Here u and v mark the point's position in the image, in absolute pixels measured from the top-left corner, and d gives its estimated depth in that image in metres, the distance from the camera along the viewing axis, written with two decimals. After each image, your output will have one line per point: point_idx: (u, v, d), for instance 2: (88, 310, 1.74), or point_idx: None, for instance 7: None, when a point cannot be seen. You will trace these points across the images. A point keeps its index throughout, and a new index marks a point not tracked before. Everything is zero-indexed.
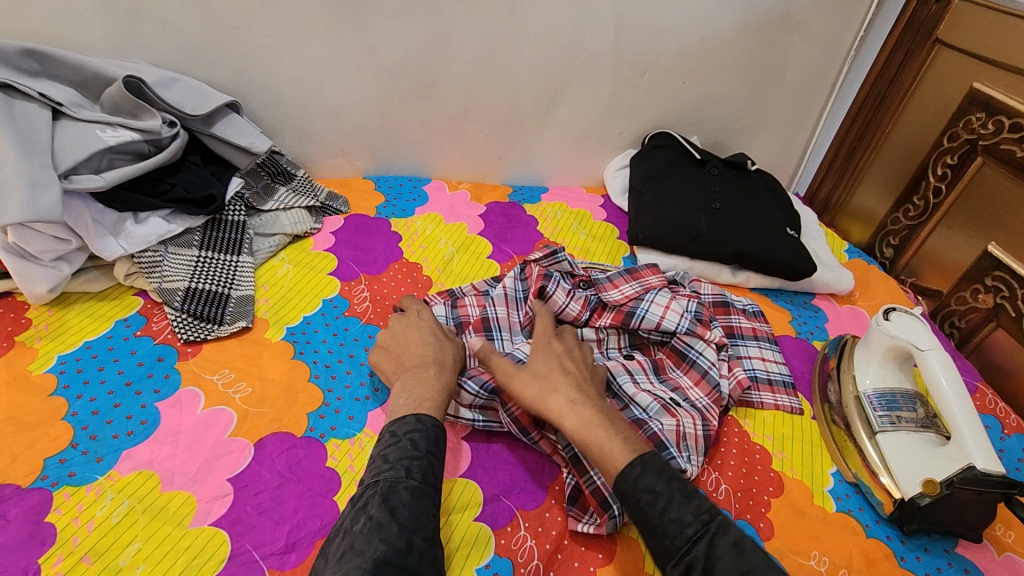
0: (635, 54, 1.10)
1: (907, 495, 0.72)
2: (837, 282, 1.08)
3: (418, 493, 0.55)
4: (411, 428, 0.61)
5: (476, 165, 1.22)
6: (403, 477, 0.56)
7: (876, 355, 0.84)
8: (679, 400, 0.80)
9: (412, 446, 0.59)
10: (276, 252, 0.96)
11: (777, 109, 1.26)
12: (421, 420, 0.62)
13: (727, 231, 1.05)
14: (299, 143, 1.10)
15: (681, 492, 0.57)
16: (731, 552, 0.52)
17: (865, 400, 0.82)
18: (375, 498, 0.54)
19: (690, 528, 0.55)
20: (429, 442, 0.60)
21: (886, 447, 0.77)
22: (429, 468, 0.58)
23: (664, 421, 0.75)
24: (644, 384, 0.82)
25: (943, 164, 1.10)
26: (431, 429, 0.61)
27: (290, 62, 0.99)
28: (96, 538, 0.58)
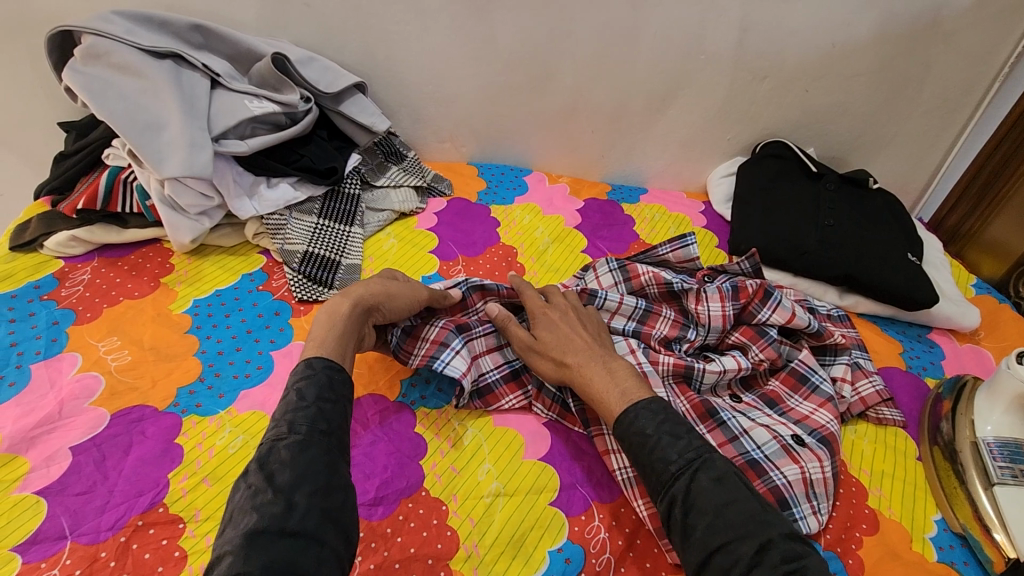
0: (758, 58, 1.06)
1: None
2: (960, 318, 0.99)
3: (300, 447, 0.51)
4: (302, 377, 0.58)
5: (577, 160, 1.22)
6: (286, 430, 0.52)
7: (1000, 401, 0.78)
8: (802, 438, 0.73)
9: (300, 397, 0.55)
10: (383, 226, 1.01)
11: (909, 125, 1.17)
12: (308, 365, 0.59)
13: (838, 250, 0.99)
14: (412, 126, 1.15)
15: (670, 434, 0.61)
16: (713, 487, 0.56)
17: (983, 447, 0.76)
18: (254, 465, 0.50)
19: (675, 465, 0.58)
20: (318, 389, 0.57)
21: (1004, 500, 0.71)
22: (317, 415, 0.54)
23: (786, 469, 0.69)
24: (762, 419, 0.76)
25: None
26: (320, 373, 0.58)
27: (416, 48, 1.04)
28: (215, 463, 0.65)
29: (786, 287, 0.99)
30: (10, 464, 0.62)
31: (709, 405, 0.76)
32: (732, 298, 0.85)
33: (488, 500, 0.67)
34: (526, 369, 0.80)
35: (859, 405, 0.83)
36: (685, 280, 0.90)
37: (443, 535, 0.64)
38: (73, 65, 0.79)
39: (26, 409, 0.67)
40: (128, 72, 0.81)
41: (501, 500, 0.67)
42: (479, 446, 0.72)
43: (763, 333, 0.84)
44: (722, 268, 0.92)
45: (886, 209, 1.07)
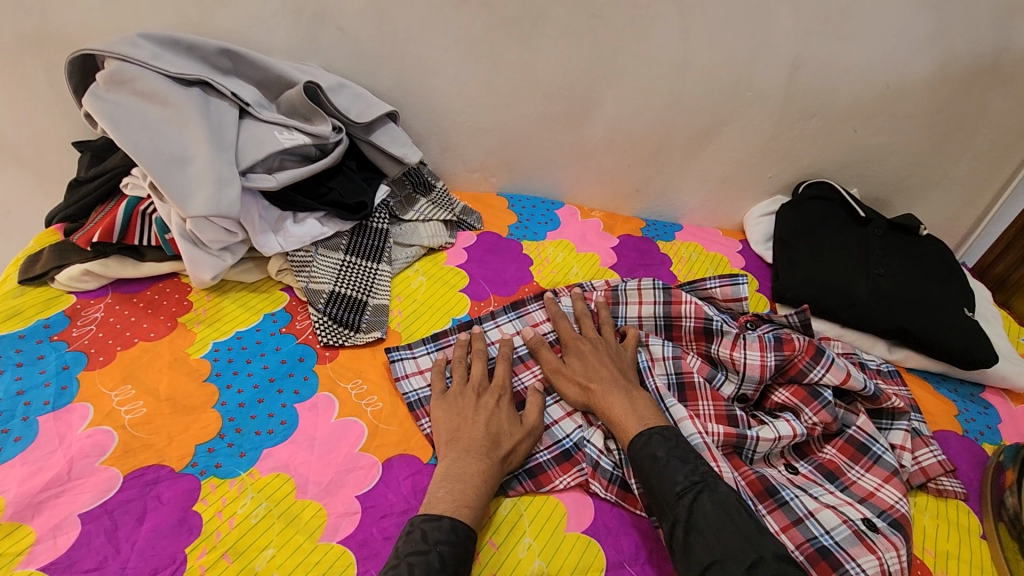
0: (808, 96, 1.02)
1: None
2: (1017, 377, 0.94)
3: None
4: (442, 538, 0.57)
5: (611, 194, 1.17)
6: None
7: None
8: (872, 523, 0.68)
9: (440, 565, 0.56)
10: (411, 262, 0.96)
11: (959, 169, 1.11)
12: (455, 530, 0.59)
13: (890, 302, 0.94)
14: (442, 155, 1.11)
15: (678, 458, 0.62)
16: (715, 507, 0.57)
17: None
18: None
19: (679, 486, 0.60)
20: (457, 561, 0.57)
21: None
22: None
23: (864, 562, 0.64)
24: (826, 498, 0.72)
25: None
26: (461, 543, 0.58)
27: (451, 76, 1.00)
28: (236, 536, 0.60)
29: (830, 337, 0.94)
30: (14, 534, 0.57)
31: (767, 483, 0.73)
32: (773, 349, 0.80)
33: None
34: (580, 448, 0.74)
35: (920, 476, 0.77)
36: (725, 320, 0.86)
37: None
38: (95, 91, 0.74)
39: (32, 468, 0.62)
40: (152, 99, 0.77)
41: None
42: (518, 517, 0.67)
43: (817, 394, 0.78)
44: (769, 317, 0.86)
45: (937, 259, 1.02)
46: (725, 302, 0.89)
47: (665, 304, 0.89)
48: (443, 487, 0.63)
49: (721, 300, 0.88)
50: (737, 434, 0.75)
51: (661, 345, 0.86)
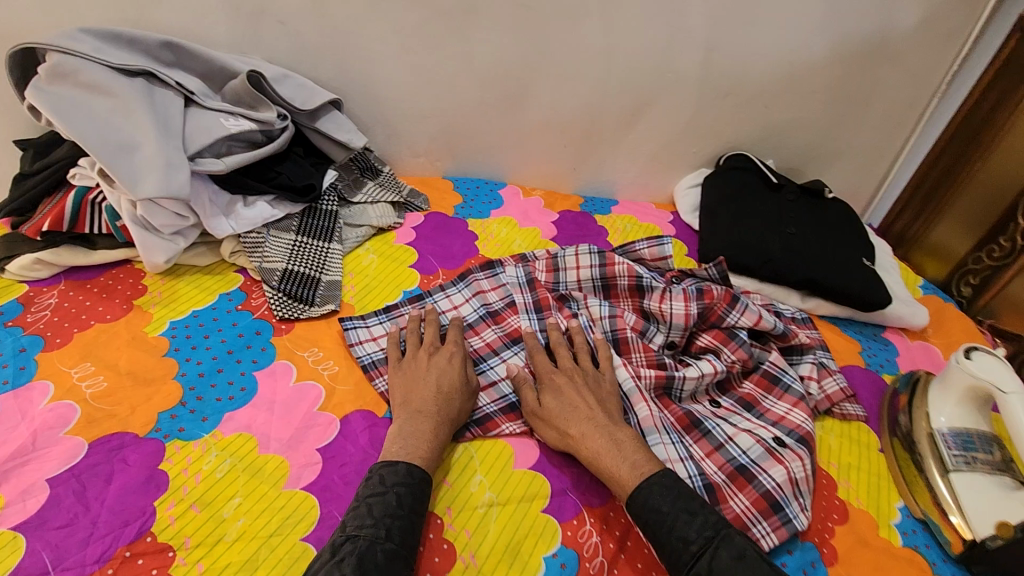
0: (721, 76, 1.12)
1: (979, 537, 0.71)
2: (911, 317, 1.06)
3: (392, 556, 0.56)
4: (398, 481, 0.63)
5: (550, 174, 1.25)
6: (382, 536, 0.57)
7: (954, 394, 0.82)
8: (782, 440, 0.78)
9: (397, 503, 0.61)
10: (362, 242, 1.01)
11: (859, 138, 1.23)
12: (409, 473, 0.64)
13: (799, 256, 1.05)
14: (387, 142, 1.16)
15: (686, 511, 0.62)
16: (733, 563, 0.58)
17: (939, 438, 0.81)
18: (350, 558, 0.55)
19: (695, 544, 0.60)
20: (413, 501, 0.62)
21: (957, 484, 0.76)
22: (408, 529, 0.60)
23: (774, 472, 0.73)
24: (743, 424, 0.81)
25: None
26: (417, 484, 0.63)
27: (391, 65, 1.05)
28: (203, 488, 0.64)
29: (750, 290, 1.04)
30: None
31: (693, 417, 0.82)
32: (696, 299, 0.89)
33: (483, 510, 0.68)
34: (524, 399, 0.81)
35: (826, 402, 0.88)
36: (653, 277, 0.95)
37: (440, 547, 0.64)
38: (38, 84, 0.77)
39: None
40: (96, 90, 0.79)
41: (495, 509, 0.69)
42: (470, 458, 0.74)
43: (733, 335, 0.87)
44: (690, 271, 0.95)
45: (840, 217, 1.13)
46: (653, 261, 0.98)
47: (599, 267, 0.97)
48: (397, 442, 0.68)
49: (649, 259, 0.97)
50: (665, 375, 0.83)
51: (598, 303, 0.94)
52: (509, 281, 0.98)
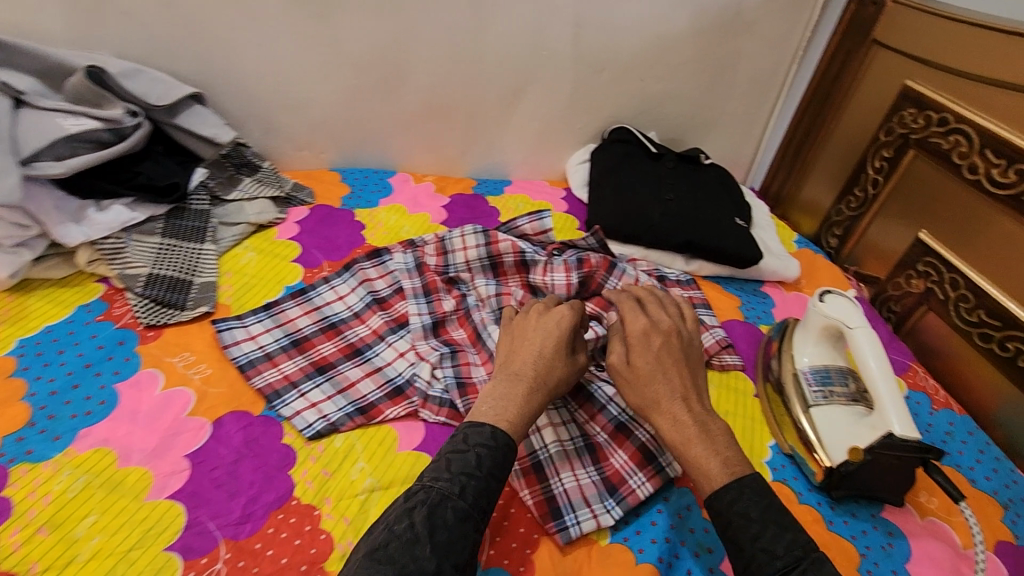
0: (593, 51, 1.15)
1: (835, 462, 0.76)
2: (784, 270, 1.13)
3: (462, 517, 0.55)
4: (483, 442, 0.60)
5: (442, 158, 1.24)
6: (456, 494, 0.56)
7: (812, 334, 0.88)
8: None
9: (477, 464, 0.58)
10: (240, 240, 0.98)
11: (732, 106, 1.30)
12: (494, 436, 0.61)
13: (679, 220, 1.09)
14: (264, 136, 1.12)
15: (776, 524, 0.56)
16: None
17: (801, 377, 0.86)
18: (422, 508, 0.54)
19: (780, 561, 0.54)
20: (492, 464, 0.59)
21: (817, 418, 0.81)
22: (483, 492, 0.57)
23: (649, 426, 0.77)
24: None
25: (944, 109, 0.97)
26: (500, 448, 0.60)
27: (255, 55, 1.02)
28: (53, 510, 0.61)
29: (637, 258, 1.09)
30: None
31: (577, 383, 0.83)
32: (576, 269, 0.92)
33: (363, 497, 0.68)
34: (412, 383, 0.82)
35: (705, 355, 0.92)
36: (535, 250, 0.97)
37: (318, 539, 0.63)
38: None
39: None
40: None
41: (377, 494, 0.68)
42: (352, 446, 0.72)
43: None
44: (571, 244, 0.98)
45: (716, 181, 1.20)
46: (535, 236, 0.99)
47: (485, 246, 0.97)
48: (487, 402, 0.65)
49: (531, 235, 0.99)
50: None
51: (486, 283, 0.94)
52: (396, 267, 0.97)
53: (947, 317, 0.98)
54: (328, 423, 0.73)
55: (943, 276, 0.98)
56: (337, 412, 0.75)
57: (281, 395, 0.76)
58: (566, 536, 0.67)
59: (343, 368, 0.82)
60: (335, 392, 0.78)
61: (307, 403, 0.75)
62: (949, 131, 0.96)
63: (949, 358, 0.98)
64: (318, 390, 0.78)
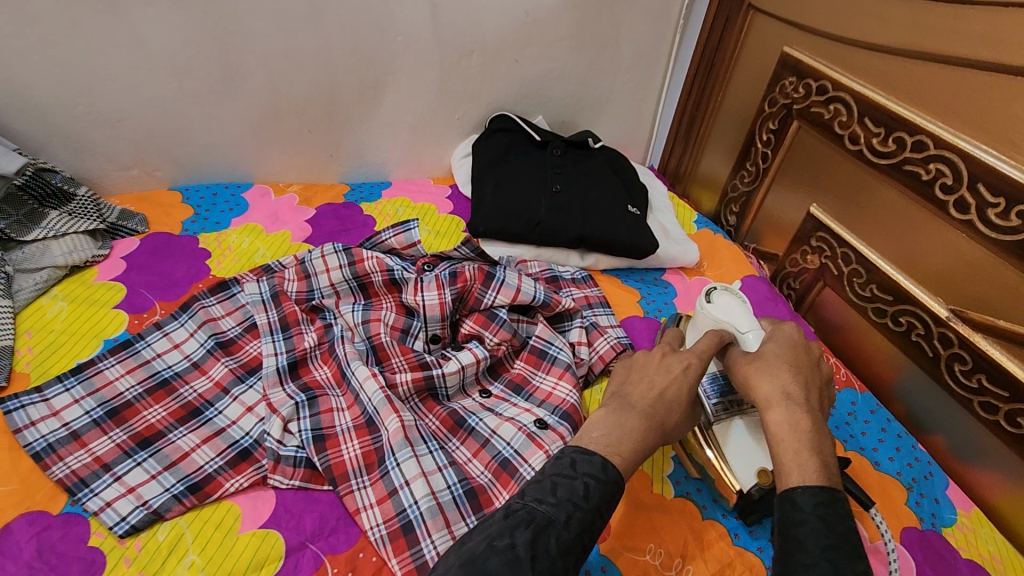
0: (457, 33, 1.03)
1: (745, 486, 0.67)
2: (683, 256, 1.08)
3: (565, 550, 0.46)
4: (592, 471, 0.51)
5: (306, 164, 1.10)
6: (561, 523, 0.47)
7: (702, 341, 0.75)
8: (545, 421, 0.73)
9: (584, 495, 0.49)
10: (46, 288, 0.81)
11: (619, 83, 1.22)
12: (607, 468, 0.51)
13: (567, 214, 1.01)
14: (77, 157, 0.95)
15: None
16: None
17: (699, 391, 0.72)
18: (524, 530, 0.46)
19: None
20: (602, 497, 0.50)
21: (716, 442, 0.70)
22: (586, 528, 0.48)
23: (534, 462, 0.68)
24: (508, 411, 0.76)
25: (823, 76, 0.93)
26: (612, 483, 0.51)
27: (38, 63, 0.84)
28: None
29: (527, 258, 1.00)
30: None
31: (456, 417, 0.75)
32: (450, 285, 0.81)
33: None
34: (261, 444, 0.69)
35: (601, 364, 0.84)
36: (403, 267, 0.85)
37: None
38: None
39: None
40: None
41: None
42: (180, 536, 0.60)
43: (493, 316, 0.82)
44: (445, 255, 0.88)
45: (607, 166, 1.12)
46: (405, 250, 0.88)
47: (349, 267, 0.85)
48: (597, 429, 0.55)
49: (398, 248, 0.87)
50: (422, 377, 0.75)
51: (351, 309, 0.82)
52: (248, 301, 0.84)
53: (843, 293, 0.95)
54: (148, 512, 0.61)
55: (836, 251, 0.95)
56: (162, 495, 0.62)
57: (89, 484, 0.62)
58: None
59: (174, 436, 0.68)
60: (162, 469, 0.65)
61: (123, 490, 0.62)
62: (828, 100, 0.92)
63: (849, 334, 0.96)
64: (139, 470, 0.64)
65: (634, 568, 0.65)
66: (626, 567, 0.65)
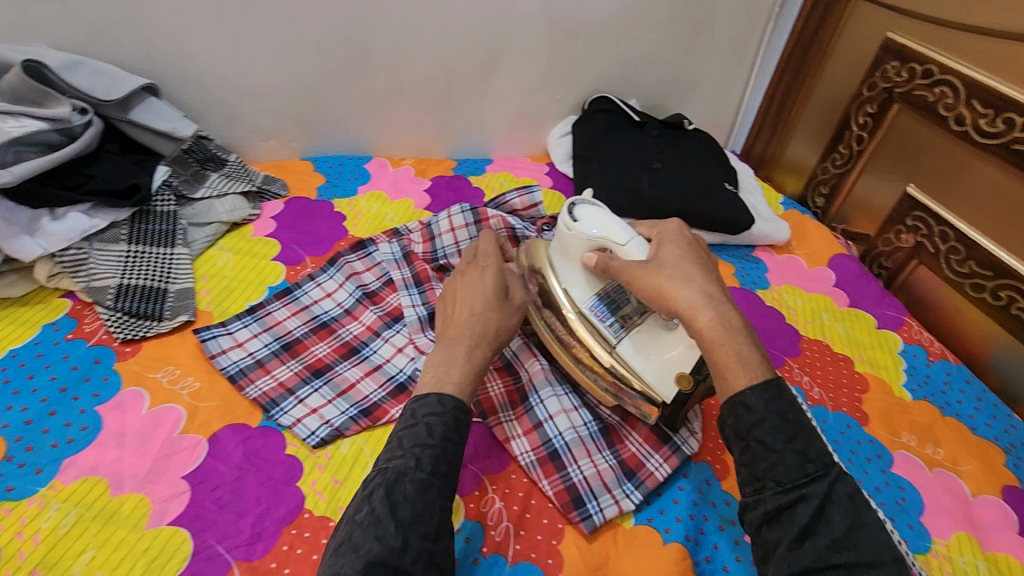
0: (567, 17, 1.10)
1: (669, 398, 0.69)
2: (774, 233, 1.13)
3: (423, 487, 0.52)
4: (431, 411, 0.58)
5: (417, 140, 1.19)
6: (413, 466, 0.53)
7: (574, 259, 0.75)
8: None
9: (428, 432, 0.56)
10: (213, 241, 0.92)
11: (711, 68, 1.27)
12: (441, 401, 0.59)
13: (668, 189, 1.07)
14: (227, 127, 1.04)
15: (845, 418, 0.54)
16: (848, 504, 0.50)
17: (588, 313, 0.74)
18: (380, 489, 0.52)
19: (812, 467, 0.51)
20: (446, 427, 0.57)
21: (631, 360, 0.71)
22: (440, 457, 0.55)
23: None
24: None
25: (928, 60, 0.97)
26: (451, 412, 0.58)
27: (206, 39, 0.94)
28: (45, 550, 0.56)
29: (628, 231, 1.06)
30: None
31: None
32: None
33: None
34: (414, 379, 0.77)
35: None
36: (524, 227, 0.94)
37: None
38: None
39: None
40: None
41: None
42: (360, 451, 0.69)
43: None
44: None
45: (703, 147, 1.17)
46: (525, 211, 0.97)
47: (475, 225, 0.93)
48: (429, 372, 0.63)
49: (520, 210, 0.96)
50: None
51: None
52: (383, 258, 0.92)
53: (938, 270, 1.00)
54: (332, 429, 0.70)
55: (933, 229, 0.99)
56: (340, 416, 0.72)
57: (279, 403, 0.72)
58: (590, 526, 0.66)
59: (341, 368, 0.78)
60: (336, 396, 0.74)
61: (308, 410, 0.72)
62: (933, 83, 0.96)
63: (941, 310, 1.00)
64: (317, 395, 0.74)
65: None
66: None
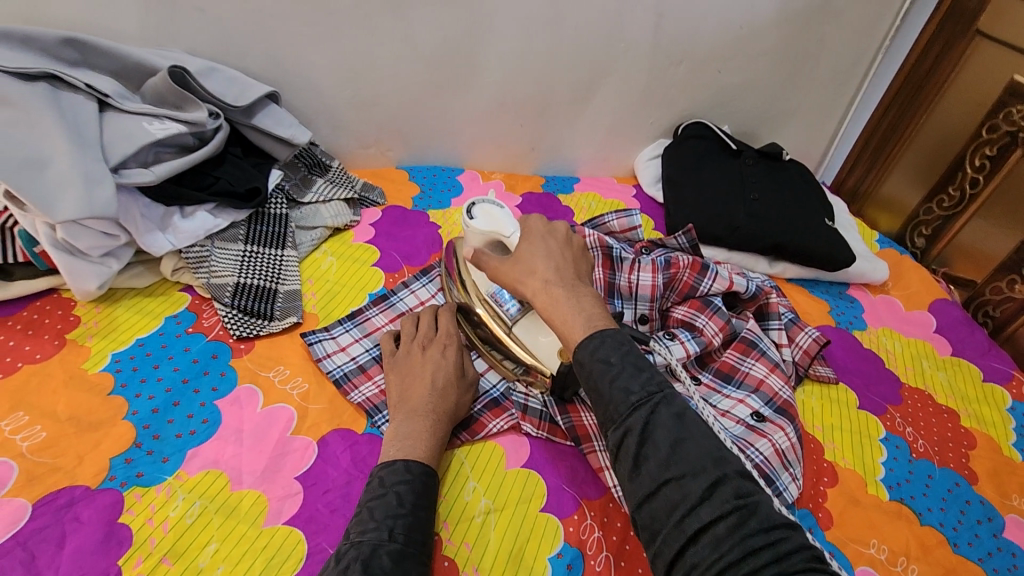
0: (674, 42, 1.09)
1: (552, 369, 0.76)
2: (872, 273, 1.09)
3: (399, 557, 0.53)
4: (398, 479, 0.59)
5: (508, 155, 1.20)
6: (386, 538, 0.54)
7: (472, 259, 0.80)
8: (762, 411, 0.79)
9: (398, 501, 0.57)
10: (318, 244, 0.95)
11: (812, 98, 1.23)
12: (408, 469, 0.60)
13: (766, 221, 1.05)
14: (333, 134, 1.08)
15: (633, 365, 0.54)
16: (673, 422, 0.50)
17: (489, 303, 0.80)
18: (354, 564, 0.52)
19: (634, 395, 0.52)
20: (414, 495, 0.59)
21: (529, 340, 0.77)
22: (413, 526, 0.56)
23: (762, 447, 0.74)
24: (724, 403, 0.80)
25: None
26: (417, 479, 0.60)
27: (326, 51, 0.97)
28: (173, 538, 0.59)
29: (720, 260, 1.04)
30: None
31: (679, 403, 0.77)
32: (664, 270, 0.88)
33: (480, 520, 0.66)
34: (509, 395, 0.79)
35: (805, 359, 0.88)
36: (622, 248, 0.92)
37: (440, 565, 0.62)
38: None
39: None
40: None
41: (493, 517, 0.67)
42: (460, 465, 0.70)
43: (709, 302, 0.87)
44: (661, 242, 0.95)
45: (800, 180, 1.15)
46: (623, 233, 0.98)
47: None
48: (396, 442, 0.64)
49: (621, 234, 0.97)
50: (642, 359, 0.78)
51: None
52: None
53: None
54: None
55: None
56: None
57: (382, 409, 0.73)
58: None
59: None
60: None
61: None
62: None
63: None
64: None
65: (861, 559, 0.70)
66: (853, 557, 0.70)
